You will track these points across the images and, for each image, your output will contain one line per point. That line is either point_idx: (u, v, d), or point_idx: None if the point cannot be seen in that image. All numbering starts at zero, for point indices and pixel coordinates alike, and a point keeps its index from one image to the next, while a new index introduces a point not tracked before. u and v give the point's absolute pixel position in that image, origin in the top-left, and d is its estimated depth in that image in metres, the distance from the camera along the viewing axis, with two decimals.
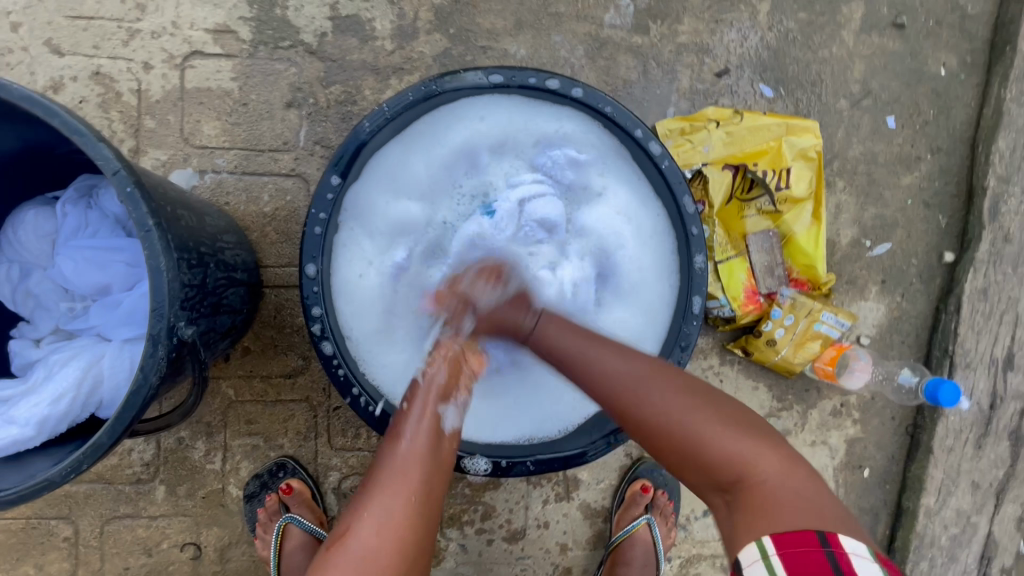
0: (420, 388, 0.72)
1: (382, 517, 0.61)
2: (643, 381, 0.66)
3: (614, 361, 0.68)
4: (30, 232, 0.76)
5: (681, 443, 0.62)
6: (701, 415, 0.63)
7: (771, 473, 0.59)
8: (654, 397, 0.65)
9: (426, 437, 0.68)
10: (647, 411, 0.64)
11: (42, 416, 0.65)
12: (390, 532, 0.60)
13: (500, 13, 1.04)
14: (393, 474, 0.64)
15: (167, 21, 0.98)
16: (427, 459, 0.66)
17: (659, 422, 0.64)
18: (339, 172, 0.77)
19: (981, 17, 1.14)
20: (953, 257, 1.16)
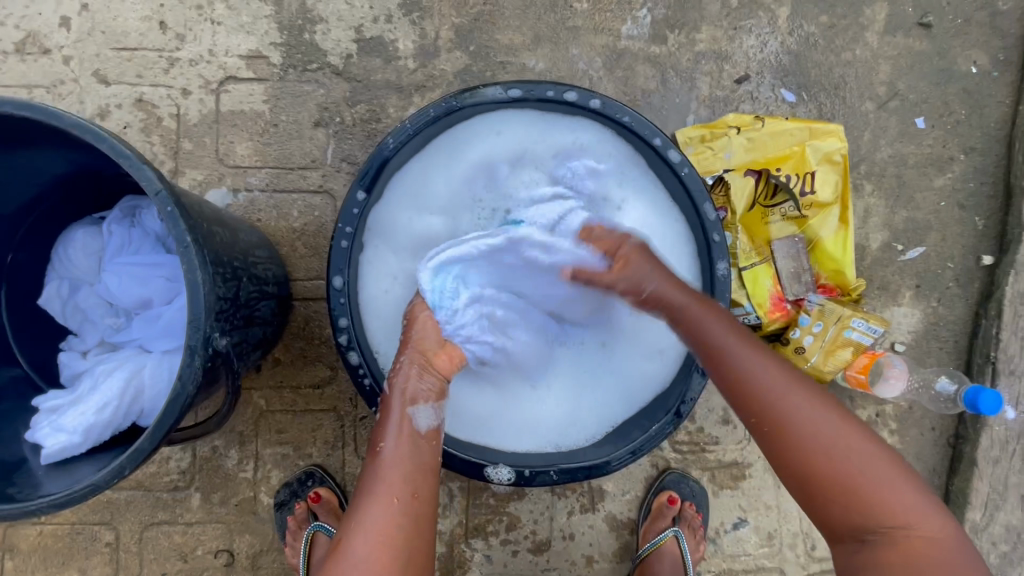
0: (393, 396, 0.73)
1: (365, 552, 0.63)
2: (790, 398, 0.65)
3: (771, 371, 0.66)
4: (80, 251, 0.81)
5: (834, 469, 0.62)
6: (866, 455, 0.62)
7: (923, 527, 0.60)
8: (815, 414, 0.64)
9: (403, 441, 0.70)
10: (799, 428, 0.63)
11: (89, 423, 0.69)
12: (380, 537, 0.64)
13: (518, 29, 1.06)
14: (377, 484, 0.67)
15: (204, 50, 1.03)
16: (405, 458, 0.69)
17: (819, 438, 0.63)
18: (364, 187, 0.80)
19: (1013, 13, 1.11)
20: (991, 260, 1.12)
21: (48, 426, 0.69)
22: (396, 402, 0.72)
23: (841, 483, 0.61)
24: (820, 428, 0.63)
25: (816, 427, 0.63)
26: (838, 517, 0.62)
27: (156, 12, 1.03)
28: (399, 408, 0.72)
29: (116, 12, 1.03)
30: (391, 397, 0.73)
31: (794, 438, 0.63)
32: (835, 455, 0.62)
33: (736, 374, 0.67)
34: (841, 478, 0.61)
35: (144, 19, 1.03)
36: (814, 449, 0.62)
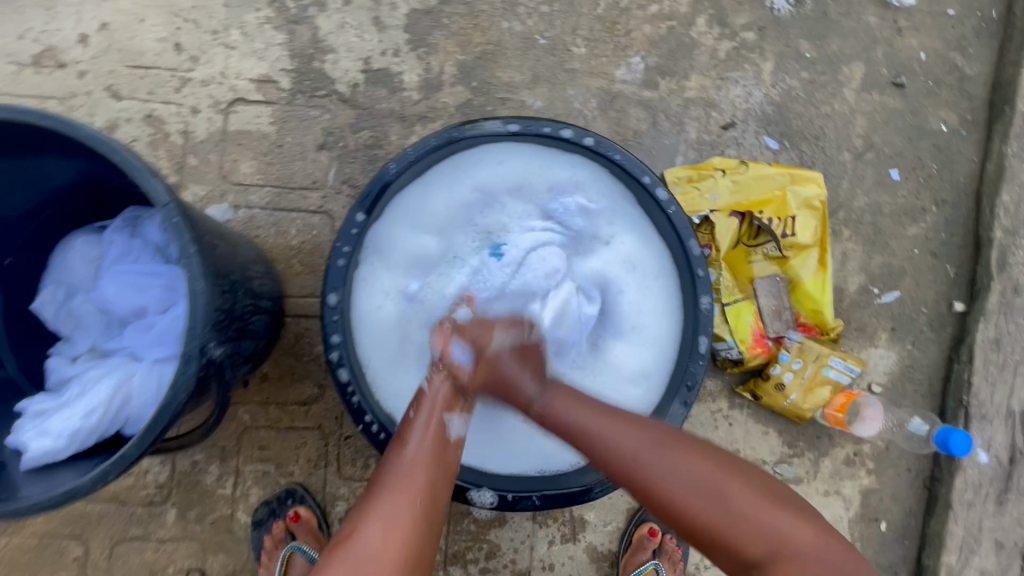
0: (426, 398, 0.73)
1: (378, 540, 0.64)
2: (650, 454, 0.69)
3: (629, 436, 0.71)
4: (80, 257, 0.83)
5: (707, 513, 0.66)
6: (728, 483, 0.68)
7: (797, 540, 0.65)
8: (676, 466, 0.68)
9: (431, 445, 0.71)
10: (669, 485, 0.68)
11: (76, 428, 0.69)
12: (394, 534, 0.64)
13: (518, 68, 1.12)
14: (399, 478, 0.68)
15: (216, 72, 1.07)
16: (432, 457, 0.70)
17: (689, 497, 0.67)
18: (364, 210, 0.83)
19: (978, 78, 1.20)
20: (964, 307, 1.16)
21: (34, 429, 0.69)
22: (422, 399, 0.73)
23: (717, 522, 0.66)
24: (685, 489, 0.67)
25: (683, 487, 0.67)
26: (728, 555, 0.67)
27: (173, 34, 1.07)
28: (429, 401, 0.73)
29: (133, 32, 1.07)
30: (419, 397, 0.74)
31: (667, 502, 0.68)
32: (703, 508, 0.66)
33: (602, 448, 0.71)
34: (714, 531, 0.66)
35: (160, 40, 1.07)
36: (681, 496, 0.67)
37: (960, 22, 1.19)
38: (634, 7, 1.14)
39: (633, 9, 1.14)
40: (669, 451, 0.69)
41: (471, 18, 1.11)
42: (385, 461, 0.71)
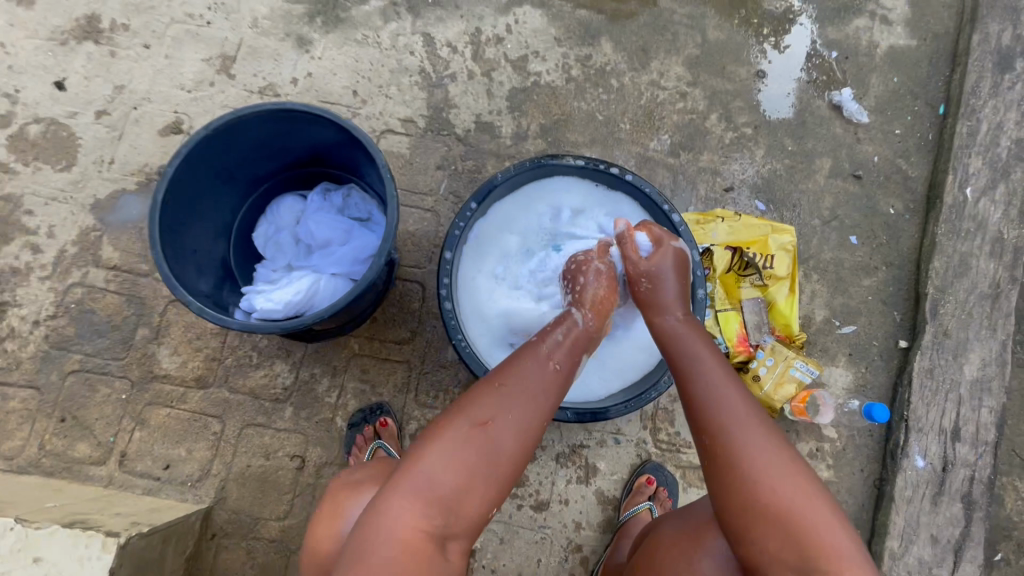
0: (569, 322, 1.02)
1: (509, 437, 0.85)
2: (747, 425, 0.85)
3: (732, 402, 0.87)
4: (288, 208, 1.25)
5: (775, 499, 0.79)
6: (799, 484, 0.80)
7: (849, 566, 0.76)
8: (765, 446, 0.83)
9: (558, 369, 0.94)
10: (754, 458, 0.82)
11: (287, 302, 1.11)
12: (524, 433, 0.86)
13: (582, 133, 1.59)
14: (530, 386, 0.90)
15: (376, 111, 1.57)
16: (558, 380, 0.93)
17: (770, 476, 0.81)
18: (477, 201, 1.24)
19: (919, 179, 1.62)
20: (906, 344, 1.50)
21: (261, 298, 1.12)
22: (562, 320, 1.03)
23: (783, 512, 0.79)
24: (767, 464, 0.81)
25: (771, 466, 0.81)
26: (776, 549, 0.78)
27: (353, 85, 1.58)
28: (569, 330, 1.01)
29: (328, 80, 1.58)
30: (564, 319, 1.03)
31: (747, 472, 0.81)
32: (785, 493, 0.79)
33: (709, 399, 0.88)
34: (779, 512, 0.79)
35: (344, 87, 1.58)
36: (760, 471, 0.81)
37: (904, 138, 1.64)
38: (667, 103, 1.62)
39: (666, 103, 1.62)
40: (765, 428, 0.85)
41: (552, 96, 1.60)
42: (517, 361, 0.93)
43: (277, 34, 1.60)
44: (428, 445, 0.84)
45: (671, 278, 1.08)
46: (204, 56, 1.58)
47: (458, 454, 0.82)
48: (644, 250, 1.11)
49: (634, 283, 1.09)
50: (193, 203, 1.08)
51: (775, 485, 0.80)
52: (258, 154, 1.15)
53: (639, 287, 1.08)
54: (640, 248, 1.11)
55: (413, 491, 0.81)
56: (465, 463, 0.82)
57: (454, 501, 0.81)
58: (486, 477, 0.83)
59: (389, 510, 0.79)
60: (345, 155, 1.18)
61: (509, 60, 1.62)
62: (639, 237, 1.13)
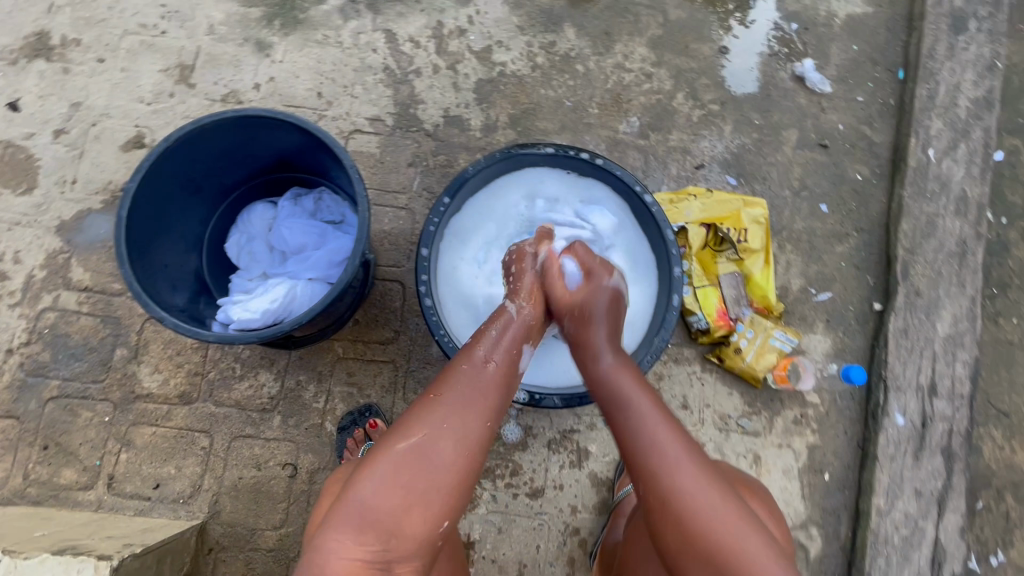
0: (510, 325, 1.04)
1: (448, 453, 0.84)
2: (677, 462, 0.87)
3: (663, 440, 0.89)
4: (259, 216, 1.24)
5: (706, 532, 0.83)
6: (728, 516, 0.84)
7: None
8: (694, 483, 0.86)
9: (496, 376, 0.95)
10: (684, 497, 0.85)
11: (264, 310, 1.09)
12: (461, 451, 0.85)
13: (551, 120, 1.59)
14: (469, 402, 0.89)
15: (342, 112, 1.55)
16: (497, 388, 0.94)
17: (705, 526, 0.83)
18: (449, 196, 1.24)
19: (883, 144, 1.65)
20: (881, 307, 1.54)
21: (238, 308, 1.10)
22: (500, 318, 1.05)
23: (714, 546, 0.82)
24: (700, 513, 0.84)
25: (700, 504, 0.84)
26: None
27: (317, 86, 1.56)
28: (504, 326, 1.03)
29: (291, 84, 1.55)
30: (501, 317, 1.05)
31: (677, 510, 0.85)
32: (718, 543, 0.82)
33: (637, 440, 0.90)
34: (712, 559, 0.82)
35: (308, 90, 1.56)
36: (690, 510, 0.84)
37: (867, 105, 1.66)
38: (634, 85, 1.63)
39: (633, 86, 1.63)
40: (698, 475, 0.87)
41: (519, 85, 1.60)
42: (452, 376, 0.93)
43: (235, 40, 1.57)
44: (363, 473, 0.83)
45: (600, 314, 1.08)
46: (162, 67, 1.55)
47: (393, 480, 0.81)
48: (572, 280, 1.13)
49: (562, 317, 1.11)
50: (160, 216, 1.07)
51: (709, 534, 0.83)
52: (224, 163, 1.14)
53: (567, 322, 1.10)
54: (568, 280, 1.12)
55: (351, 521, 0.80)
56: (404, 485, 0.81)
57: (394, 527, 0.80)
58: (427, 498, 0.81)
59: (325, 544, 0.79)
60: (313, 159, 1.18)
61: (473, 52, 1.61)
62: (566, 263, 1.15)
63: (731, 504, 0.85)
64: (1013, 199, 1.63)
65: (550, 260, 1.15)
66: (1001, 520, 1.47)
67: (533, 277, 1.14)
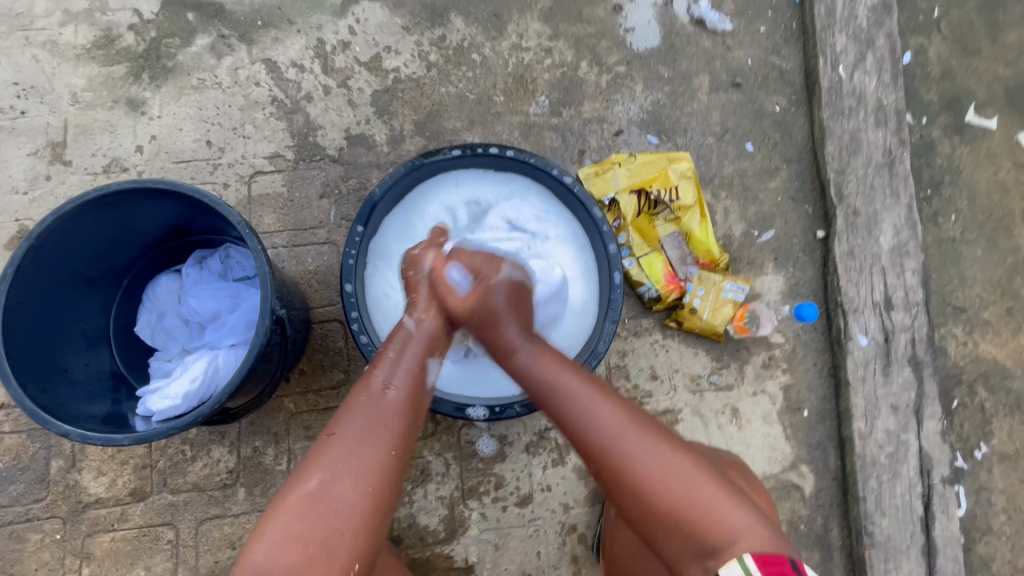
0: (410, 338, 1.04)
1: (347, 492, 0.83)
2: (617, 425, 0.91)
3: (601, 409, 0.93)
4: (165, 289, 1.14)
5: (655, 476, 0.88)
6: (673, 460, 0.89)
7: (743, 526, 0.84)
8: (638, 441, 0.90)
9: (398, 398, 0.95)
10: (630, 455, 0.89)
11: (185, 393, 1.01)
12: (362, 486, 0.84)
13: (458, 117, 1.52)
14: (368, 426, 0.90)
15: (238, 156, 1.45)
16: (401, 414, 0.93)
17: (655, 473, 0.88)
18: (362, 223, 1.16)
19: (794, 70, 1.62)
20: (824, 233, 1.52)
21: (156, 396, 1.01)
22: (397, 338, 1.04)
23: (662, 486, 0.87)
24: (647, 461, 0.89)
25: (645, 461, 0.89)
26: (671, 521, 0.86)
27: (204, 135, 1.46)
28: (404, 343, 1.03)
29: (176, 138, 1.45)
30: (399, 335, 1.04)
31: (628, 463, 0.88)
32: (690, 493, 0.87)
33: (572, 414, 0.94)
34: (678, 512, 0.86)
35: (195, 141, 1.45)
36: (636, 455, 0.89)
37: (771, 34, 1.63)
38: (535, 63, 1.56)
39: (534, 64, 1.56)
40: (634, 431, 0.91)
41: (418, 89, 1.52)
42: (352, 408, 0.92)
43: (104, 104, 1.45)
44: (257, 534, 0.80)
45: (501, 313, 1.06)
46: (30, 150, 1.42)
47: (291, 533, 0.79)
48: (461, 285, 1.09)
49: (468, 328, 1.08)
50: (48, 321, 0.97)
51: (671, 490, 0.87)
52: (109, 245, 1.04)
53: (476, 326, 1.08)
54: (457, 287, 1.09)
55: None
56: (302, 534, 0.79)
57: None
58: (328, 545, 0.79)
59: None
60: (207, 219, 1.09)
61: (361, 64, 1.52)
62: (452, 271, 1.10)
63: (676, 448, 0.91)
64: (929, 98, 1.63)
65: (436, 269, 1.10)
66: (978, 414, 1.49)
67: (435, 270, 1.11)
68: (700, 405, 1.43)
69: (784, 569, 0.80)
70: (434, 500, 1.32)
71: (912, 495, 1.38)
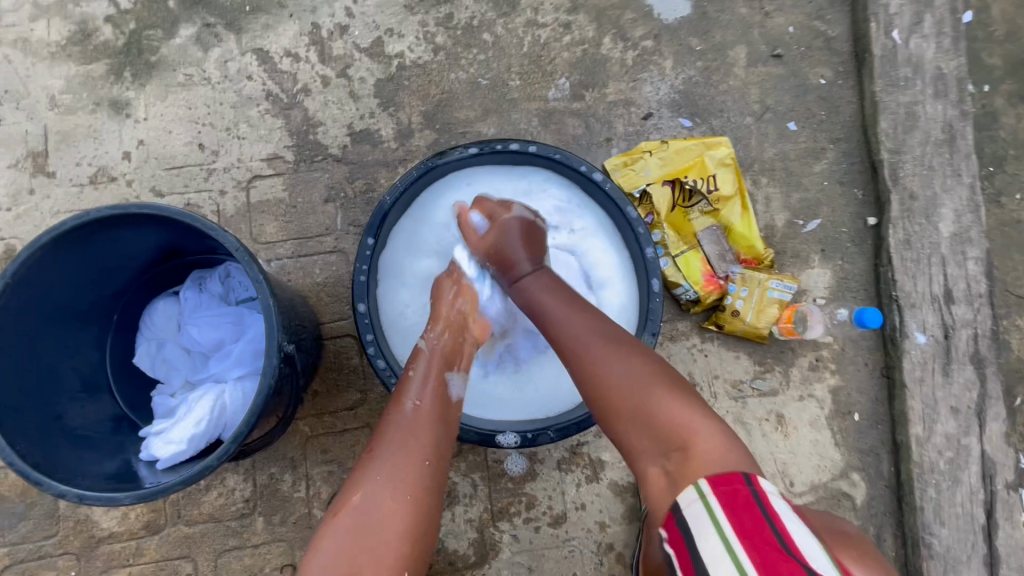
0: (425, 355, 0.96)
1: (389, 502, 0.76)
2: (588, 338, 0.86)
3: (576, 321, 0.88)
4: (163, 315, 1.05)
5: (620, 391, 0.80)
6: (641, 372, 0.81)
7: (708, 443, 0.73)
8: (607, 353, 0.83)
9: (430, 407, 0.89)
10: (596, 365, 0.83)
11: (191, 437, 0.92)
12: (406, 495, 0.77)
13: (471, 106, 1.38)
14: (404, 437, 0.83)
15: (234, 159, 1.33)
16: (434, 427, 0.87)
17: (612, 380, 0.81)
18: (373, 235, 1.06)
19: (841, 37, 1.45)
20: (876, 220, 1.39)
21: (159, 442, 0.92)
22: (422, 359, 0.96)
23: (624, 394, 0.79)
24: (611, 372, 0.81)
25: (609, 371, 0.81)
26: (634, 431, 0.78)
27: (196, 137, 1.33)
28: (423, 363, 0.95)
29: (165, 142, 1.33)
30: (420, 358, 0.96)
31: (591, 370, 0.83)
32: (654, 404, 0.77)
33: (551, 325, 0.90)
34: (637, 414, 0.78)
35: (186, 144, 1.33)
36: (603, 365, 0.82)
37: None
38: (553, 41, 1.41)
39: (551, 42, 1.41)
40: (605, 339, 0.85)
41: (425, 76, 1.38)
42: (386, 429, 0.85)
43: (85, 107, 1.33)
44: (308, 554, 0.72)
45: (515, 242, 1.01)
46: (10, 161, 1.31)
47: (340, 548, 0.72)
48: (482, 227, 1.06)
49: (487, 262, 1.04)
50: (37, 363, 0.88)
51: (631, 395, 0.79)
52: (97, 273, 0.94)
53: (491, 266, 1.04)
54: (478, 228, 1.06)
55: None
56: (351, 546, 0.72)
57: None
58: (377, 555, 0.72)
59: None
60: (200, 239, 0.98)
61: (362, 50, 1.37)
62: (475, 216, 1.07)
63: (650, 364, 0.82)
64: (992, 62, 1.46)
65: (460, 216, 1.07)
66: None
67: (453, 290, 1.04)
68: (743, 413, 1.33)
69: (736, 488, 0.66)
70: (463, 523, 1.25)
71: (974, 502, 1.28)
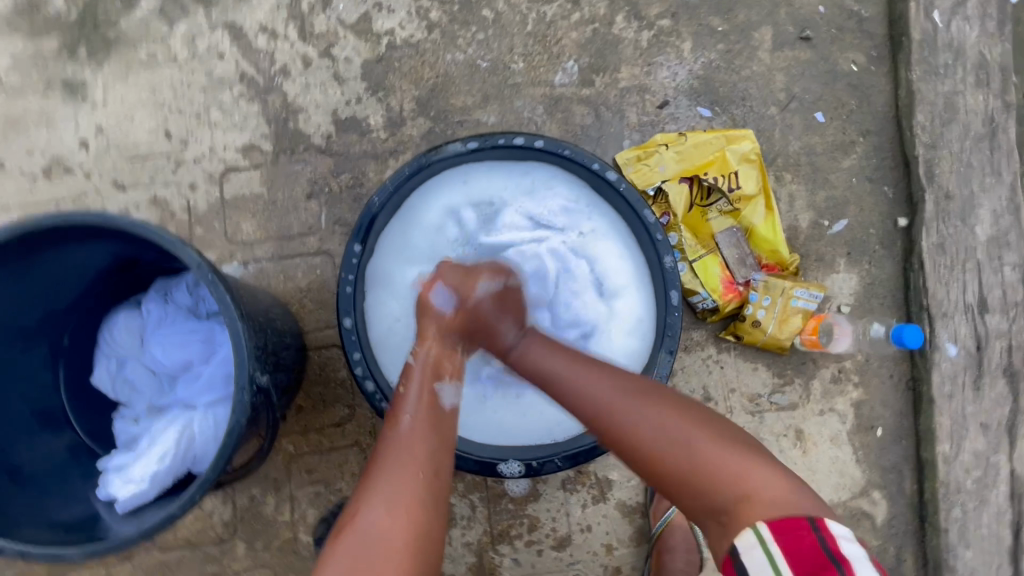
0: (414, 368, 0.85)
1: (384, 520, 0.68)
2: (619, 398, 0.78)
3: (593, 384, 0.80)
4: (124, 330, 0.94)
5: (664, 448, 0.73)
6: (683, 426, 0.74)
7: (769, 490, 0.68)
8: (642, 409, 0.76)
9: (426, 420, 0.80)
10: (638, 431, 0.75)
11: (154, 475, 0.81)
12: (407, 515, 0.69)
13: (469, 92, 1.25)
14: (402, 455, 0.75)
15: (205, 148, 1.20)
16: (432, 442, 0.78)
17: (650, 441, 0.74)
18: (360, 240, 0.95)
19: (875, 18, 1.32)
20: (907, 221, 1.28)
21: (119, 481, 0.81)
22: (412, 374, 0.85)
23: (673, 453, 0.72)
24: (649, 432, 0.74)
25: (646, 432, 0.74)
26: (684, 491, 0.71)
27: (161, 124, 1.20)
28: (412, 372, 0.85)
29: (127, 129, 1.19)
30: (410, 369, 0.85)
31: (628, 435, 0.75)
32: (707, 459, 0.71)
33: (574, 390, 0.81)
34: (684, 476, 0.71)
35: (151, 131, 1.19)
36: (635, 424, 0.75)
37: None
38: (560, 19, 1.27)
39: (558, 20, 1.27)
40: (630, 394, 0.78)
41: (417, 57, 1.24)
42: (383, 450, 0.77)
43: (35, 89, 1.19)
44: None
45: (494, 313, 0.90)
46: None
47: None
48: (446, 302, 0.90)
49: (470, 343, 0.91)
50: None
51: (677, 455, 0.72)
52: (41, 289, 0.82)
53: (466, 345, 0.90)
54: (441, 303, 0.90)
55: None
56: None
57: None
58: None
59: None
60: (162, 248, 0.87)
61: (347, 27, 1.23)
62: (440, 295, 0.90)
63: (690, 416, 0.76)
64: None
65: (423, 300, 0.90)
66: None
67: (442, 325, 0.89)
68: (760, 428, 1.25)
69: (801, 534, 0.63)
70: (460, 547, 1.17)
71: (1000, 523, 1.22)
